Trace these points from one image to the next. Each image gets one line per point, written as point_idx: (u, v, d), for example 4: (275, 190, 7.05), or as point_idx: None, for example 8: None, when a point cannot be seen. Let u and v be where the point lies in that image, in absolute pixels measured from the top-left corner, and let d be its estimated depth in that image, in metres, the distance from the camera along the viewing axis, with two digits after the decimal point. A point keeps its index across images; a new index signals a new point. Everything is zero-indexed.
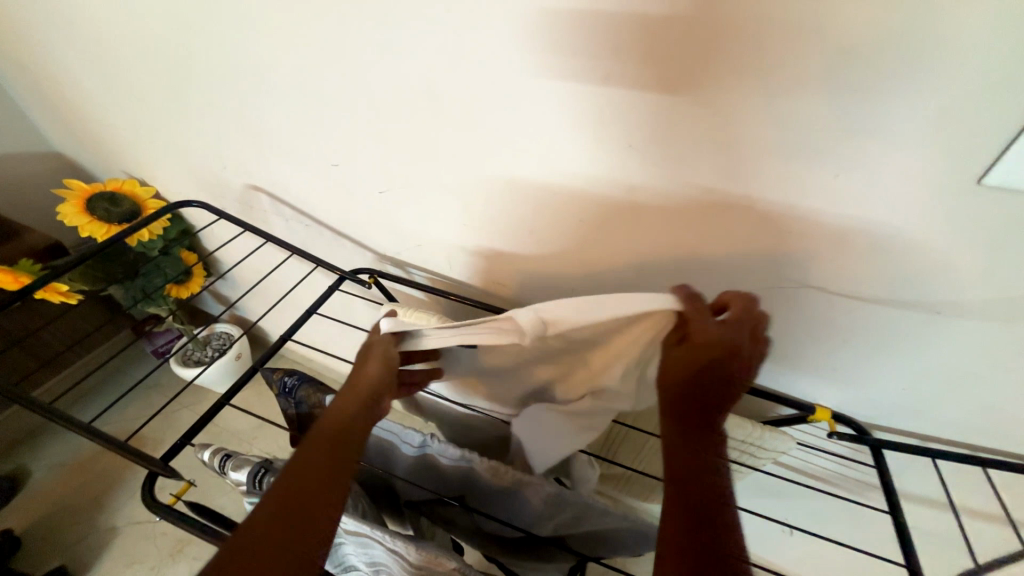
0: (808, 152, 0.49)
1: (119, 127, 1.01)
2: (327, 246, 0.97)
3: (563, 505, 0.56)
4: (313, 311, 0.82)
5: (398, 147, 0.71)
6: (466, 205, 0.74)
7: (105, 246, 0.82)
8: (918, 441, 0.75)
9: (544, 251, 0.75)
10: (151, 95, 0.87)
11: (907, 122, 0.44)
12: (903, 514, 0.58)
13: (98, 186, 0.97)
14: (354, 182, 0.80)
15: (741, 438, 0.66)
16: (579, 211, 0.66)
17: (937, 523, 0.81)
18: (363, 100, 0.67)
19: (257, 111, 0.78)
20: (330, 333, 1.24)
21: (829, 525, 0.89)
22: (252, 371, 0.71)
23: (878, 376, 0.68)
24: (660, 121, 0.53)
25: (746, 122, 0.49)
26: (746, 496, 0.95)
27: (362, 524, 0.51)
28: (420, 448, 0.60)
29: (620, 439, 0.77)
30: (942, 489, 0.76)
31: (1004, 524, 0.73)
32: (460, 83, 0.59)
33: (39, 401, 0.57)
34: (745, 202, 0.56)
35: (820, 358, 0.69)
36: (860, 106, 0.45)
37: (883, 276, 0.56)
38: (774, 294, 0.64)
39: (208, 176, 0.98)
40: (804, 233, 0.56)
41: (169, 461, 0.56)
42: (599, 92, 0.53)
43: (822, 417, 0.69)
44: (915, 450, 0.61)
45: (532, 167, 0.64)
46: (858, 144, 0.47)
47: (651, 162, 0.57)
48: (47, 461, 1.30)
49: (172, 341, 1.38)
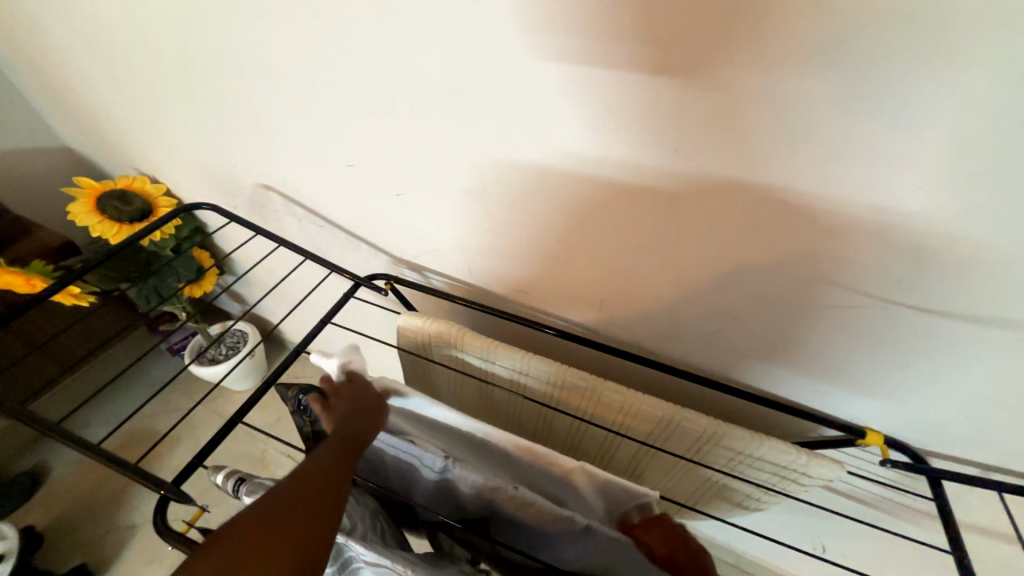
0: (886, 159, 0.44)
1: (128, 123, 0.98)
2: (341, 248, 0.93)
3: (594, 539, 0.53)
4: (328, 319, 0.77)
5: (415, 148, 0.67)
6: (487, 209, 0.70)
7: (115, 249, 0.80)
8: (978, 470, 0.68)
9: (573, 260, 0.70)
10: (159, 91, 0.84)
11: (1009, 122, 0.38)
12: (966, 556, 0.52)
13: (109, 184, 0.94)
14: (368, 183, 0.76)
15: (782, 464, 0.60)
16: (613, 219, 0.62)
17: (996, 556, 0.75)
18: (378, 99, 0.63)
19: (267, 107, 0.74)
20: (345, 336, 1.21)
21: (870, 547, 0.84)
22: (266, 384, 0.66)
23: (937, 399, 0.62)
24: (711, 124, 0.48)
25: (815, 121, 0.44)
26: (778, 515, 0.90)
27: (382, 556, 0.48)
28: (441, 473, 0.55)
29: (648, 458, 0.72)
30: (1004, 521, 0.69)
31: None
32: (483, 79, 0.55)
33: (46, 420, 0.55)
34: (805, 209, 0.50)
35: (873, 378, 0.64)
36: (952, 102, 0.39)
37: (963, 293, 0.50)
38: (826, 310, 0.59)
39: (220, 175, 0.95)
40: (871, 246, 0.50)
41: (182, 484, 0.53)
42: (640, 87, 0.48)
43: (874, 442, 0.64)
44: (977, 482, 0.56)
45: (562, 168, 0.59)
46: (947, 145, 0.41)
47: (699, 169, 0.52)
48: (69, 456, 1.31)
49: (187, 339, 1.36)
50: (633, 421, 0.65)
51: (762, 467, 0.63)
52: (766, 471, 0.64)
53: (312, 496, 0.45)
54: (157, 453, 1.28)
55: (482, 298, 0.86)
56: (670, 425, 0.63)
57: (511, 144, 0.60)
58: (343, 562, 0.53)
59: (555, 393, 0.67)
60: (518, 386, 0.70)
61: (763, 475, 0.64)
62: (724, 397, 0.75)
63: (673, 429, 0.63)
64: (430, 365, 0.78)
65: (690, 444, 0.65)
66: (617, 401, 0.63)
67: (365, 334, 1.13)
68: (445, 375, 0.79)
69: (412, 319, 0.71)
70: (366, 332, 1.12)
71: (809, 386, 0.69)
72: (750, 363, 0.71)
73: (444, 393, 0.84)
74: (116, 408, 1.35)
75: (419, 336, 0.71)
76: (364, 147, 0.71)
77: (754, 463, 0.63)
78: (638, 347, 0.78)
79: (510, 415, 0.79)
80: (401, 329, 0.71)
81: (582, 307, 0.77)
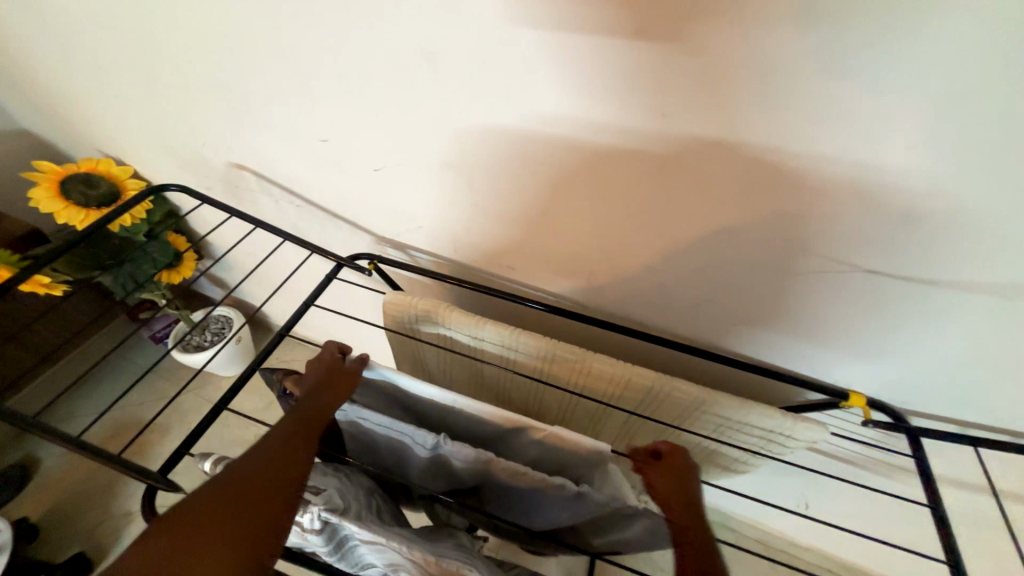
0: (879, 121, 0.43)
1: (85, 101, 0.92)
2: (321, 229, 0.91)
3: (586, 504, 0.54)
4: (312, 301, 0.75)
5: (392, 121, 0.64)
6: (471, 183, 0.67)
7: (83, 236, 0.77)
8: (955, 427, 0.70)
9: (559, 234, 0.69)
10: (113, 64, 0.78)
11: (1000, 77, 0.38)
12: (942, 510, 0.55)
13: (71, 167, 0.90)
14: (345, 160, 0.73)
15: (769, 428, 0.61)
16: (600, 189, 0.60)
17: (970, 506, 0.78)
18: (350, 69, 0.60)
19: (233, 80, 0.70)
20: (332, 318, 1.20)
21: (851, 501, 0.88)
22: (251, 370, 0.64)
23: (918, 360, 0.63)
24: (702, 87, 0.46)
25: (806, 81, 0.42)
26: (764, 477, 0.93)
27: (376, 535, 0.49)
28: (434, 449, 0.55)
29: (638, 427, 0.73)
30: (979, 473, 0.72)
31: None
32: (460, 45, 0.52)
33: (23, 415, 0.53)
34: (791, 175, 0.49)
35: (858, 342, 0.64)
36: (943, 59, 0.38)
37: (948, 255, 0.50)
38: (813, 276, 0.58)
39: (189, 154, 0.91)
40: (859, 210, 0.50)
41: (169, 473, 0.53)
42: (624, 48, 0.46)
43: (856, 404, 0.66)
44: (953, 438, 0.58)
45: (546, 138, 0.57)
46: (937, 104, 0.40)
47: (686, 135, 0.50)
48: (58, 448, 1.30)
49: (170, 327, 1.33)
50: (622, 392, 0.65)
51: (749, 431, 0.64)
52: (752, 435, 0.65)
53: (270, 478, 0.45)
54: (147, 442, 1.27)
55: (469, 275, 0.85)
56: (658, 393, 0.63)
57: (493, 114, 0.57)
58: (338, 542, 0.53)
59: (545, 368, 0.67)
60: (508, 361, 0.70)
61: (751, 439, 0.66)
62: (713, 366, 0.75)
63: (663, 398, 0.64)
64: (418, 345, 0.77)
65: (679, 412, 0.66)
66: (606, 372, 0.63)
67: (351, 316, 1.11)
68: (434, 354, 0.78)
69: (399, 297, 0.69)
70: (353, 313, 1.10)
71: (795, 353, 0.70)
72: (738, 333, 0.71)
73: (433, 371, 0.84)
74: (103, 397, 1.34)
75: (404, 315, 0.70)
76: (339, 120, 0.68)
77: (742, 428, 0.64)
78: (627, 320, 0.78)
79: (500, 391, 0.80)
80: (388, 308, 0.70)
81: (570, 281, 0.76)
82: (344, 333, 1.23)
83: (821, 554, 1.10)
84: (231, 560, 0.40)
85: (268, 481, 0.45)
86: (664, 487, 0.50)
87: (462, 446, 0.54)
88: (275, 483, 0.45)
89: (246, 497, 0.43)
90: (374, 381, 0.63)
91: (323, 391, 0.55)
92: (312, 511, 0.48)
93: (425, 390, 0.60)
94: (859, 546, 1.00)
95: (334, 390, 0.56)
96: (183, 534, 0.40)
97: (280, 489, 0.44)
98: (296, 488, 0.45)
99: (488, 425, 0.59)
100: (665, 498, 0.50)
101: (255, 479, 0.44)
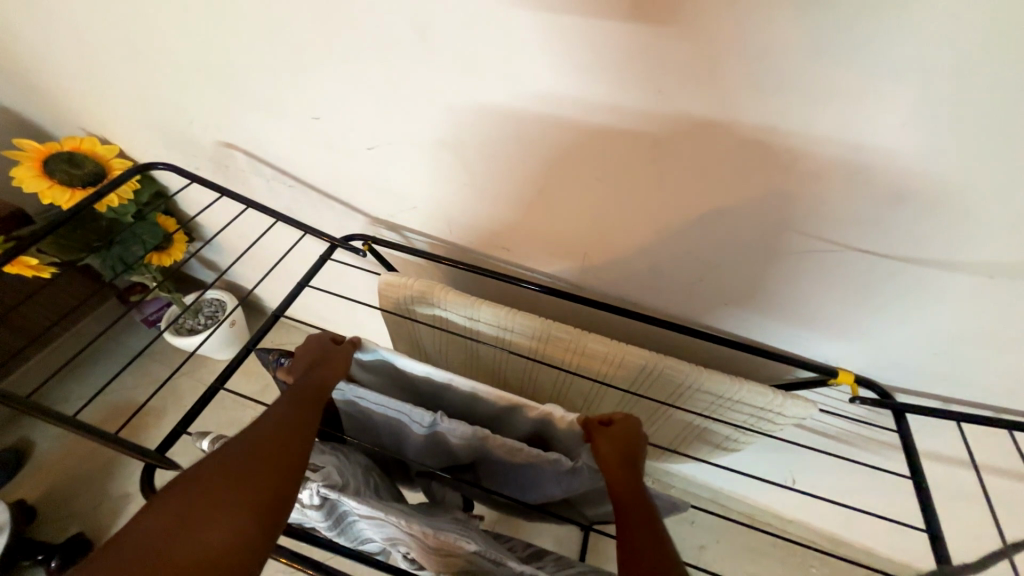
0: (873, 99, 0.43)
1: (65, 76, 0.89)
2: (314, 210, 0.90)
3: (579, 477, 0.55)
4: (306, 283, 0.75)
5: (385, 98, 0.63)
6: (466, 162, 0.67)
7: (70, 216, 0.75)
8: (939, 403, 0.72)
9: (555, 214, 0.68)
10: (94, 38, 0.76)
11: (994, 54, 0.38)
12: (924, 481, 0.57)
13: (54, 146, 0.87)
14: (337, 139, 0.72)
15: (758, 405, 0.63)
16: (597, 168, 0.59)
17: (951, 479, 0.81)
18: (342, 43, 0.58)
19: (219, 54, 0.68)
20: (326, 300, 1.19)
21: (837, 476, 0.91)
22: (246, 351, 0.64)
23: (905, 339, 0.64)
24: (700, 63, 0.45)
25: (802, 57, 0.42)
26: (754, 454, 0.95)
27: (374, 509, 0.50)
28: (431, 427, 0.56)
29: (631, 405, 0.74)
30: (961, 447, 0.74)
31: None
32: (454, 19, 0.51)
33: (17, 395, 0.53)
34: (786, 154, 0.49)
35: (848, 321, 0.65)
36: (936, 36, 0.38)
37: (937, 235, 0.51)
38: (806, 256, 0.59)
39: (177, 133, 0.89)
40: (853, 189, 0.50)
41: (167, 451, 0.53)
42: (621, 23, 0.46)
43: (844, 381, 0.67)
44: (936, 413, 0.59)
45: (542, 116, 0.56)
46: (929, 81, 0.41)
47: (682, 113, 0.50)
48: (52, 432, 1.30)
49: (161, 310, 1.32)
50: (616, 371, 0.66)
51: (740, 409, 0.65)
52: (743, 412, 0.66)
53: (274, 452, 0.46)
54: (143, 425, 1.27)
55: (464, 257, 0.84)
56: (651, 372, 0.64)
57: (488, 91, 0.56)
58: (337, 517, 0.53)
59: (540, 347, 0.68)
60: (503, 341, 0.70)
61: (741, 416, 0.67)
62: (707, 346, 0.77)
63: (656, 376, 0.65)
64: (414, 326, 0.77)
65: (671, 391, 0.67)
66: (601, 352, 0.64)
67: (346, 298, 1.11)
68: (430, 335, 0.78)
69: (394, 279, 0.69)
70: (347, 296, 1.10)
71: (786, 332, 0.71)
72: (730, 314, 0.72)
73: (429, 353, 0.84)
74: (96, 381, 1.33)
75: (399, 296, 0.70)
76: (331, 97, 0.66)
77: (733, 406, 0.65)
78: (621, 301, 0.78)
79: (496, 372, 0.80)
80: (383, 289, 0.70)
81: (564, 262, 0.76)
82: (339, 315, 1.23)
83: (807, 528, 1.13)
84: (240, 527, 0.40)
85: (275, 453, 0.46)
86: (611, 454, 0.50)
87: (459, 423, 0.55)
88: (281, 455, 0.46)
89: (253, 468, 0.44)
90: (368, 362, 0.64)
91: (323, 370, 0.57)
92: (311, 487, 0.49)
93: (419, 368, 0.61)
94: (843, 518, 1.04)
95: (334, 368, 0.58)
96: (190, 503, 0.40)
97: (288, 461, 0.46)
98: (301, 463, 0.47)
99: (485, 404, 0.60)
100: (609, 466, 0.50)
101: (260, 453, 0.45)
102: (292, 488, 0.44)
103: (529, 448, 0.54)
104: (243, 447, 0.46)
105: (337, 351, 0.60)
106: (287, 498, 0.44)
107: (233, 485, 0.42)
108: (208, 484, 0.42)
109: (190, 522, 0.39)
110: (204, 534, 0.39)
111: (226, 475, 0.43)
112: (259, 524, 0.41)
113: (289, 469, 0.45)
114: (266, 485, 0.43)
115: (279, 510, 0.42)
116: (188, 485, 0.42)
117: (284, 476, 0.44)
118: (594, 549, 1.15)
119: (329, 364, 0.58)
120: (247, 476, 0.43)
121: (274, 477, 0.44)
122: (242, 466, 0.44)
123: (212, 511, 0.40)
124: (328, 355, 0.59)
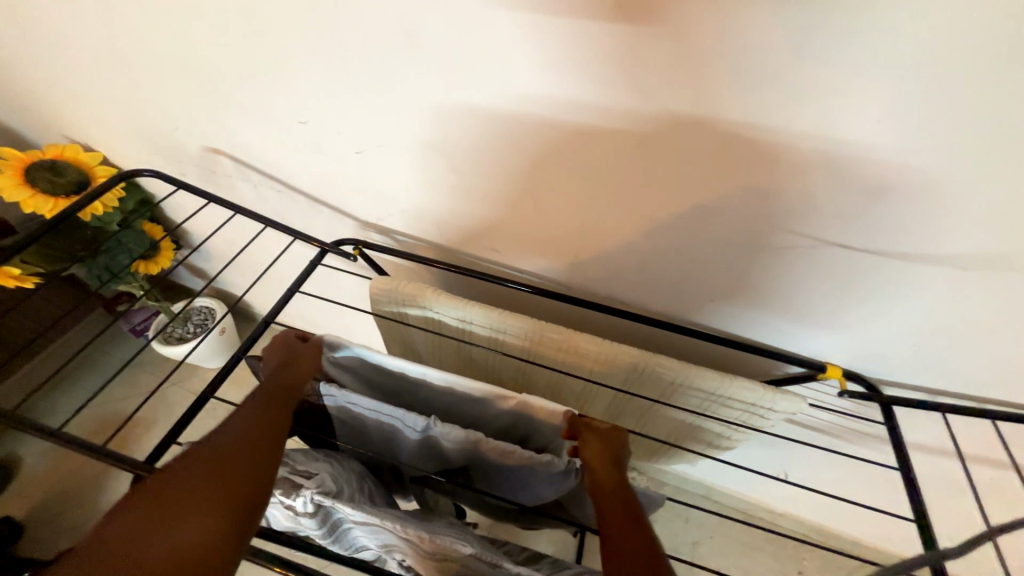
0: (853, 97, 0.44)
1: (46, 84, 0.88)
2: (303, 215, 0.89)
3: (571, 478, 0.56)
4: (296, 289, 0.74)
5: (373, 102, 0.63)
6: (456, 165, 0.67)
7: (53, 225, 0.74)
8: (926, 395, 0.73)
9: (545, 215, 0.69)
10: (76, 45, 0.75)
11: (966, 53, 0.39)
12: (912, 472, 0.58)
13: (36, 154, 0.86)
14: (326, 143, 0.72)
15: (749, 401, 0.64)
16: (585, 168, 0.60)
17: (940, 469, 0.82)
18: (329, 48, 0.58)
19: (204, 59, 0.67)
20: (316, 306, 1.18)
21: (828, 469, 0.92)
22: (236, 359, 0.64)
23: (891, 333, 0.66)
24: (684, 63, 0.46)
25: (784, 56, 0.43)
26: (747, 449, 0.96)
27: (369, 515, 0.49)
28: (424, 431, 0.56)
29: (625, 404, 0.75)
30: (948, 437, 0.75)
31: (1008, 469, 0.74)
32: (440, 23, 0.51)
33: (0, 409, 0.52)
34: (770, 152, 0.50)
35: (836, 315, 0.66)
36: (911, 35, 0.39)
37: (918, 229, 0.52)
38: (793, 252, 0.60)
39: (162, 140, 0.88)
40: (836, 186, 0.51)
41: (156, 463, 0.52)
42: (606, 25, 0.46)
43: (833, 376, 0.68)
44: (923, 405, 0.60)
45: (530, 118, 0.57)
46: (906, 79, 0.42)
47: (668, 113, 0.50)
48: (37, 446, 1.27)
49: (149, 319, 1.30)
50: (608, 371, 0.66)
51: (731, 405, 0.66)
52: (735, 409, 0.67)
53: (238, 460, 0.45)
54: (132, 436, 1.25)
55: (455, 260, 0.84)
56: (643, 370, 0.65)
57: (476, 94, 0.56)
58: (332, 524, 0.53)
59: (531, 348, 0.68)
60: (495, 343, 0.70)
61: (732, 412, 0.68)
62: (698, 344, 0.77)
63: (647, 374, 0.65)
64: (406, 329, 0.77)
65: (663, 389, 0.67)
66: (592, 351, 0.64)
67: (337, 304, 1.10)
68: (422, 338, 0.78)
69: (384, 282, 0.69)
70: (338, 301, 1.09)
71: (776, 328, 0.72)
72: (720, 311, 0.72)
73: (421, 356, 0.84)
74: (82, 393, 1.31)
75: (390, 300, 0.70)
76: (318, 102, 0.66)
77: (725, 402, 0.66)
78: (612, 300, 0.79)
79: (489, 373, 0.80)
80: (374, 293, 0.70)
81: (554, 262, 0.76)
82: (330, 321, 1.22)
83: (801, 522, 1.15)
84: (194, 538, 0.39)
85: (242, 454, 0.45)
86: (597, 455, 0.51)
87: (449, 427, 0.55)
88: (249, 456, 0.45)
89: (215, 474, 0.43)
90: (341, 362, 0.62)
91: (292, 371, 0.57)
92: (305, 495, 0.49)
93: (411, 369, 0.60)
94: (834, 511, 1.05)
95: (303, 368, 0.58)
96: (148, 508, 0.40)
97: (255, 462, 0.45)
98: (264, 473, 0.45)
99: (478, 406, 0.60)
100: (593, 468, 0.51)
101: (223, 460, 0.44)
102: (253, 498, 0.43)
103: (516, 447, 0.54)
104: (206, 452, 0.45)
105: (306, 350, 0.60)
106: (247, 510, 0.42)
107: (192, 492, 0.41)
108: (173, 487, 0.41)
109: (145, 528, 0.39)
110: (157, 541, 0.38)
111: (187, 481, 0.42)
112: (229, 524, 0.41)
113: (257, 470, 0.45)
114: (226, 494, 0.42)
115: (250, 509, 0.42)
116: (150, 490, 0.41)
117: (252, 476, 0.44)
118: (591, 549, 1.15)
119: (298, 365, 0.58)
120: (208, 484, 0.42)
121: (235, 488, 0.43)
122: (203, 472, 0.43)
123: (167, 518, 0.39)
124: (297, 355, 0.59)
